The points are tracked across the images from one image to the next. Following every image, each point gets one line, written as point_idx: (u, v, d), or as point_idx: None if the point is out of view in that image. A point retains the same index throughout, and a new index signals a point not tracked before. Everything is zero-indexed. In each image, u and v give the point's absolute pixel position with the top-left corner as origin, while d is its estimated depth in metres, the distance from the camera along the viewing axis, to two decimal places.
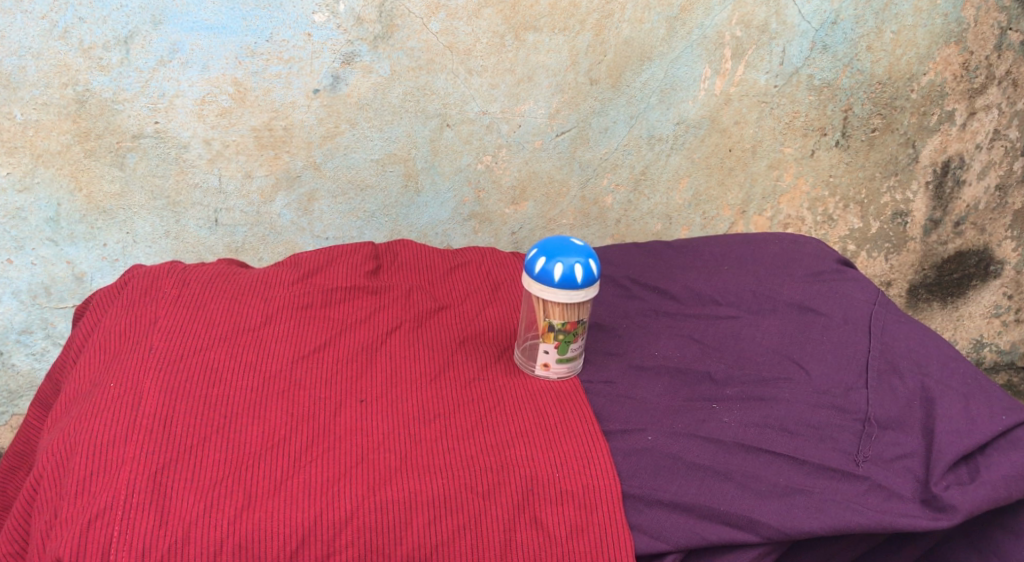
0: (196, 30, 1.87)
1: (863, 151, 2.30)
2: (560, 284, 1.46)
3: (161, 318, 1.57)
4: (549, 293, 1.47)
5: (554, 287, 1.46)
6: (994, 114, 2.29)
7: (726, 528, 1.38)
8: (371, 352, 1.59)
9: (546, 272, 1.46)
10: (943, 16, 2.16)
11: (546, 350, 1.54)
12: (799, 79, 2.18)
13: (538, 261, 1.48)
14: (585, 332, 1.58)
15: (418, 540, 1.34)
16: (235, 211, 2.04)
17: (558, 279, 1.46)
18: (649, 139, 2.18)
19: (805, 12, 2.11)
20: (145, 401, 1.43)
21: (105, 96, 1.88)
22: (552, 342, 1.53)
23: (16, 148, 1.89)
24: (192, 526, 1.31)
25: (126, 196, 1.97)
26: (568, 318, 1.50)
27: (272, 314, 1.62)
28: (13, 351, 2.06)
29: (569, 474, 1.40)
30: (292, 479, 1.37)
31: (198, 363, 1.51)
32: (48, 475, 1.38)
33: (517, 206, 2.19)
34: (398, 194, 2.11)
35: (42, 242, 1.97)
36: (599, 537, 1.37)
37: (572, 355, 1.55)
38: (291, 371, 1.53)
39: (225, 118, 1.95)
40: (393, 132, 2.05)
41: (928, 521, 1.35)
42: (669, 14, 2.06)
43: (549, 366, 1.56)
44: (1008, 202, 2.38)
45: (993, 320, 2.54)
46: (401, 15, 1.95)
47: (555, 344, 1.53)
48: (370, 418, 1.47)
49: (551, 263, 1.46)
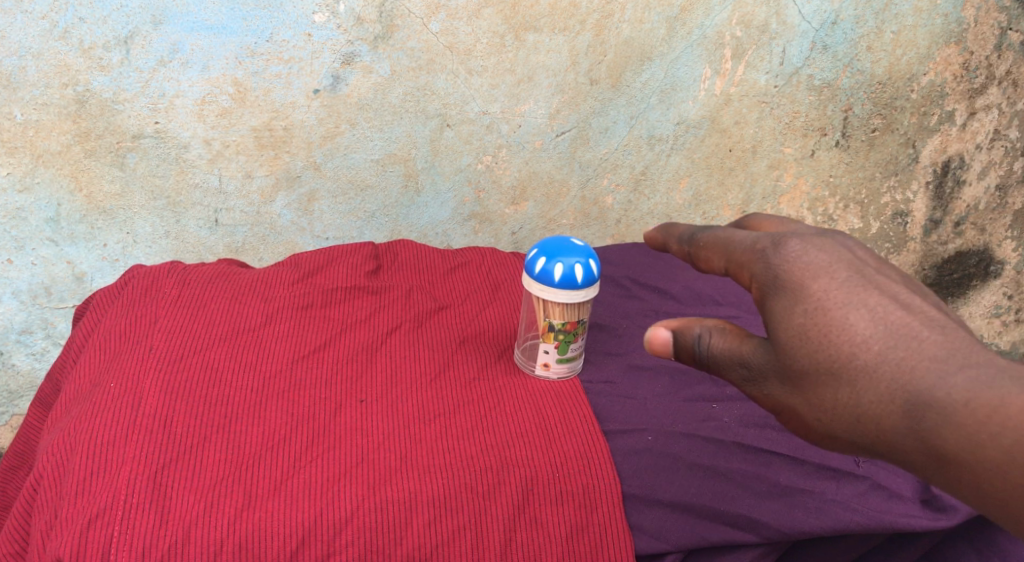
0: (196, 30, 1.87)
1: (863, 151, 2.30)
2: (560, 284, 1.46)
3: (161, 318, 1.57)
4: (549, 293, 1.47)
5: (554, 287, 1.46)
6: (994, 114, 2.30)
7: (726, 528, 1.39)
8: (371, 352, 1.58)
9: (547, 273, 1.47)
10: (943, 17, 2.17)
11: (546, 350, 1.54)
12: (799, 79, 2.19)
13: (538, 261, 1.48)
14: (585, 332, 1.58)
15: (419, 540, 1.34)
16: (235, 211, 2.04)
17: (558, 279, 1.46)
18: (649, 139, 2.18)
19: (805, 12, 2.11)
20: (146, 401, 1.43)
21: (105, 96, 1.88)
22: (551, 343, 1.53)
23: (16, 148, 1.88)
24: (192, 526, 1.31)
25: (126, 196, 1.97)
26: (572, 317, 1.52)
27: (272, 314, 1.61)
28: (13, 351, 2.06)
29: (569, 474, 1.41)
30: (292, 479, 1.37)
31: (198, 362, 1.51)
32: (48, 475, 1.38)
33: (517, 206, 2.19)
34: (397, 194, 2.12)
35: (43, 242, 1.97)
36: (599, 537, 1.37)
37: (572, 355, 1.55)
38: (292, 371, 1.53)
39: (225, 118, 1.95)
40: (393, 132, 2.05)
41: (928, 521, 1.38)
42: (669, 14, 2.06)
43: (549, 366, 1.56)
44: (1008, 202, 2.38)
45: (993, 320, 2.54)
46: (401, 15, 1.95)
47: (555, 344, 1.53)
48: (371, 418, 1.47)
49: (551, 263, 1.46)
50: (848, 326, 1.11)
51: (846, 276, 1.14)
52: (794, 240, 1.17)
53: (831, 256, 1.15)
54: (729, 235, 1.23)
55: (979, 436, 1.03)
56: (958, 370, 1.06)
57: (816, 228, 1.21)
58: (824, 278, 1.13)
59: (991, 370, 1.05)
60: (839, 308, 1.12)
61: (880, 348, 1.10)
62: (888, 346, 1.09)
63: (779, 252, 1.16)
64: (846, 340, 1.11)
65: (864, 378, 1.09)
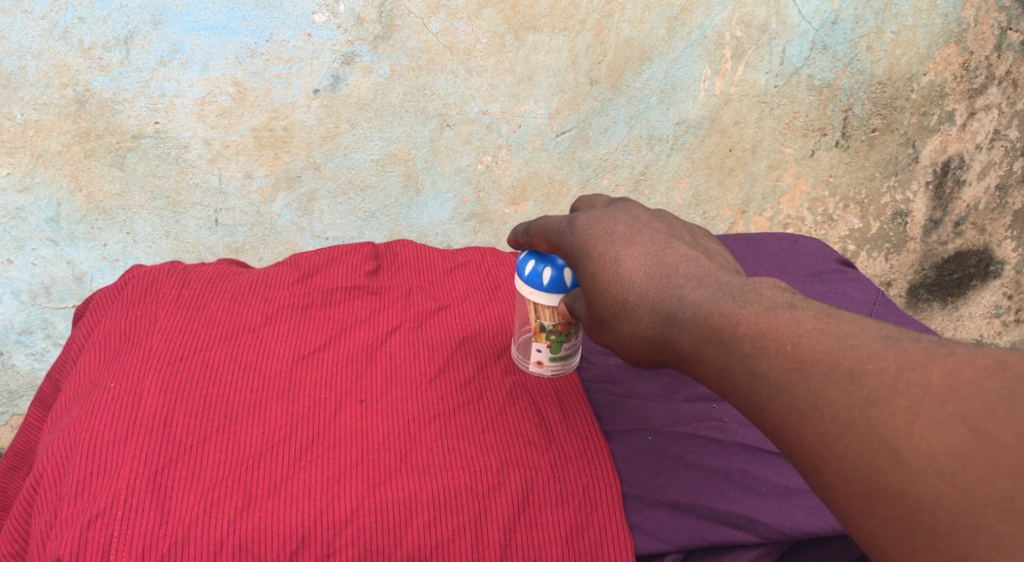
0: (195, 30, 1.87)
1: (863, 151, 2.31)
2: (549, 287, 1.44)
3: (161, 319, 1.56)
4: (539, 296, 1.46)
5: (543, 290, 1.45)
6: (994, 114, 2.30)
7: (727, 528, 1.37)
8: (371, 352, 1.56)
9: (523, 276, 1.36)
10: (943, 16, 2.17)
11: (538, 349, 1.53)
12: (799, 79, 2.20)
13: (527, 263, 1.46)
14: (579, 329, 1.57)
15: (419, 540, 1.33)
16: (235, 211, 2.03)
17: (547, 282, 1.44)
18: (649, 139, 2.19)
19: (805, 12, 2.12)
20: (146, 401, 1.43)
21: (105, 96, 1.87)
22: (543, 341, 1.52)
23: (16, 148, 1.86)
24: (192, 526, 1.31)
25: (126, 196, 1.96)
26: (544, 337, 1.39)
27: (273, 314, 1.60)
28: (14, 351, 2.04)
29: (569, 474, 1.41)
30: (292, 479, 1.37)
31: (198, 363, 1.50)
32: (48, 475, 1.38)
33: (517, 206, 2.20)
34: (398, 194, 2.12)
35: (42, 242, 1.94)
36: (599, 538, 1.37)
37: (565, 353, 1.55)
38: (292, 371, 1.52)
39: (225, 118, 1.95)
40: (393, 132, 2.05)
41: None
42: (669, 14, 2.07)
43: (543, 364, 1.55)
44: (1008, 202, 2.38)
45: (993, 320, 2.52)
46: (401, 15, 1.95)
47: (547, 343, 1.52)
48: (370, 418, 1.46)
49: (540, 265, 1.44)
50: (622, 276, 1.16)
51: (622, 234, 1.21)
52: (583, 215, 1.26)
53: (610, 223, 1.23)
54: (548, 227, 1.35)
55: (713, 349, 1.05)
56: (696, 293, 1.10)
57: (611, 198, 1.31)
58: (604, 242, 1.21)
59: (718, 290, 1.09)
60: (609, 261, 1.18)
61: (648, 287, 1.14)
62: (648, 284, 1.14)
63: (572, 233, 1.26)
64: (621, 287, 1.16)
65: (635, 315, 1.14)
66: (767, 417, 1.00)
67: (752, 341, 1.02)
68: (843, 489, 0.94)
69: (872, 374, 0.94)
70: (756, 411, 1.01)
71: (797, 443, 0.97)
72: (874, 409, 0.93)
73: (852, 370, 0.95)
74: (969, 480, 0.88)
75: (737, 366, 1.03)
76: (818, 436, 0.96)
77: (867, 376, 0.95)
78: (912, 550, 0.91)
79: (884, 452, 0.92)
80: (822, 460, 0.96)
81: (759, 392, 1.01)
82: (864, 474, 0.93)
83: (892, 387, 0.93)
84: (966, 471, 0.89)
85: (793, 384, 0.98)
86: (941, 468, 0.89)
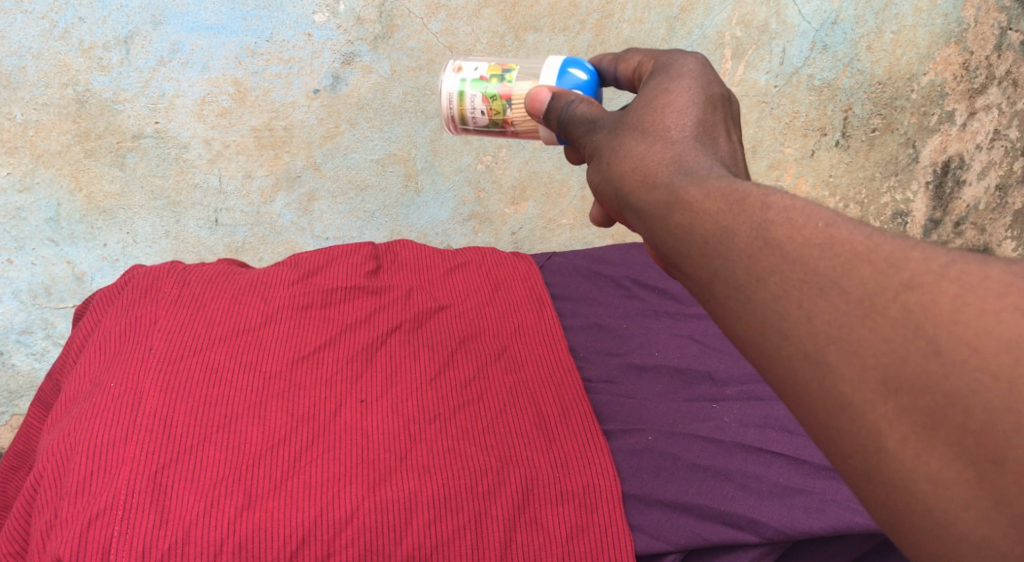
0: (196, 30, 1.87)
1: (863, 151, 2.32)
2: (558, 71, 1.20)
3: (160, 318, 1.55)
4: (552, 65, 1.21)
5: (555, 66, 1.21)
6: (994, 114, 2.30)
7: (726, 528, 1.37)
8: (371, 352, 1.56)
9: (561, 62, 1.21)
10: (943, 16, 2.17)
11: (481, 69, 1.24)
12: (799, 79, 2.20)
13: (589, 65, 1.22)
14: (480, 131, 1.27)
15: (419, 540, 1.33)
16: (235, 211, 2.03)
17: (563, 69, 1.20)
18: None
19: (805, 12, 2.12)
20: (145, 400, 1.42)
21: (105, 96, 1.87)
22: (497, 74, 1.23)
23: (16, 148, 1.85)
24: (191, 526, 1.31)
25: (126, 196, 1.95)
26: (455, 105, 1.25)
27: (272, 314, 1.58)
28: (13, 351, 2.01)
29: (569, 474, 1.41)
30: (292, 479, 1.37)
31: (198, 362, 1.49)
32: (48, 475, 1.38)
33: (517, 206, 2.22)
34: (398, 194, 2.13)
35: (42, 242, 1.94)
36: (599, 537, 1.37)
37: (466, 100, 1.24)
38: (291, 372, 1.50)
39: (225, 118, 1.95)
40: (393, 132, 2.06)
41: None
42: (669, 14, 2.08)
43: (457, 71, 1.25)
44: (1008, 202, 2.37)
45: None
46: (401, 15, 1.96)
47: (490, 79, 1.23)
48: (371, 418, 1.46)
49: (582, 71, 1.20)
50: (679, 117, 0.98)
51: (715, 93, 1.01)
52: (702, 62, 1.06)
53: (717, 80, 1.04)
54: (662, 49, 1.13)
55: (721, 204, 0.87)
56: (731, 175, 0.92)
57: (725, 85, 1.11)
58: (696, 84, 1.02)
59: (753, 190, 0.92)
60: (681, 93, 1.00)
61: (692, 136, 0.96)
62: (695, 137, 0.96)
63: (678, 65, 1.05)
64: (672, 125, 0.97)
65: (657, 151, 0.96)
66: (767, 289, 0.82)
67: (779, 211, 0.84)
68: (854, 376, 0.77)
69: (916, 260, 0.78)
70: (757, 280, 0.83)
71: (802, 321, 0.80)
72: (913, 295, 0.77)
73: (892, 256, 0.78)
74: (1019, 375, 0.73)
75: (744, 227, 0.85)
76: (836, 317, 0.79)
77: (909, 261, 0.78)
78: (930, 449, 0.75)
79: (918, 341, 0.76)
80: (833, 340, 0.79)
81: (767, 260, 0.83)
82: (886, 362, 0.77)
83: (940, 274, 0.76)
84: (1017, 364, 0.73)
85: (815, 258, 0.81)
86: (989, 362, 0.73)
